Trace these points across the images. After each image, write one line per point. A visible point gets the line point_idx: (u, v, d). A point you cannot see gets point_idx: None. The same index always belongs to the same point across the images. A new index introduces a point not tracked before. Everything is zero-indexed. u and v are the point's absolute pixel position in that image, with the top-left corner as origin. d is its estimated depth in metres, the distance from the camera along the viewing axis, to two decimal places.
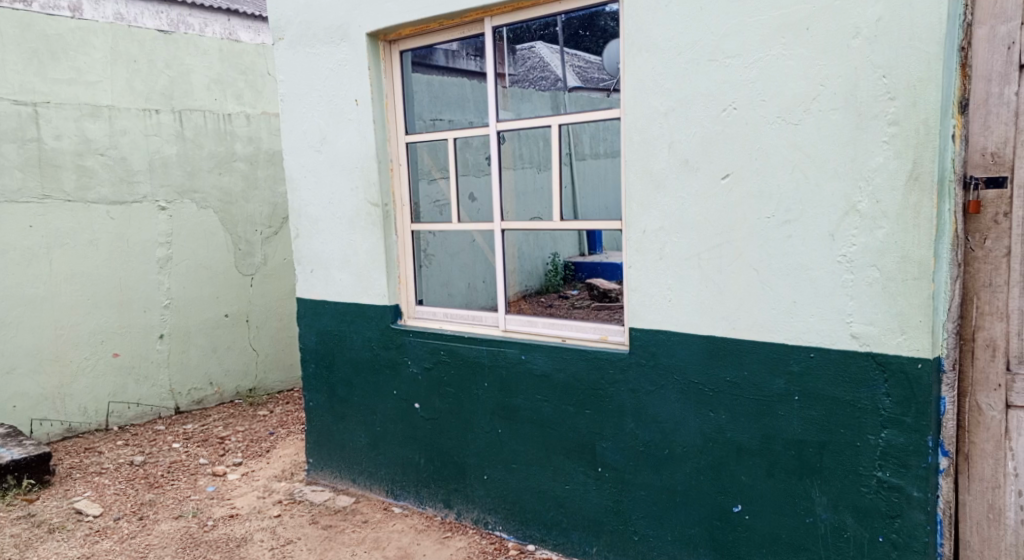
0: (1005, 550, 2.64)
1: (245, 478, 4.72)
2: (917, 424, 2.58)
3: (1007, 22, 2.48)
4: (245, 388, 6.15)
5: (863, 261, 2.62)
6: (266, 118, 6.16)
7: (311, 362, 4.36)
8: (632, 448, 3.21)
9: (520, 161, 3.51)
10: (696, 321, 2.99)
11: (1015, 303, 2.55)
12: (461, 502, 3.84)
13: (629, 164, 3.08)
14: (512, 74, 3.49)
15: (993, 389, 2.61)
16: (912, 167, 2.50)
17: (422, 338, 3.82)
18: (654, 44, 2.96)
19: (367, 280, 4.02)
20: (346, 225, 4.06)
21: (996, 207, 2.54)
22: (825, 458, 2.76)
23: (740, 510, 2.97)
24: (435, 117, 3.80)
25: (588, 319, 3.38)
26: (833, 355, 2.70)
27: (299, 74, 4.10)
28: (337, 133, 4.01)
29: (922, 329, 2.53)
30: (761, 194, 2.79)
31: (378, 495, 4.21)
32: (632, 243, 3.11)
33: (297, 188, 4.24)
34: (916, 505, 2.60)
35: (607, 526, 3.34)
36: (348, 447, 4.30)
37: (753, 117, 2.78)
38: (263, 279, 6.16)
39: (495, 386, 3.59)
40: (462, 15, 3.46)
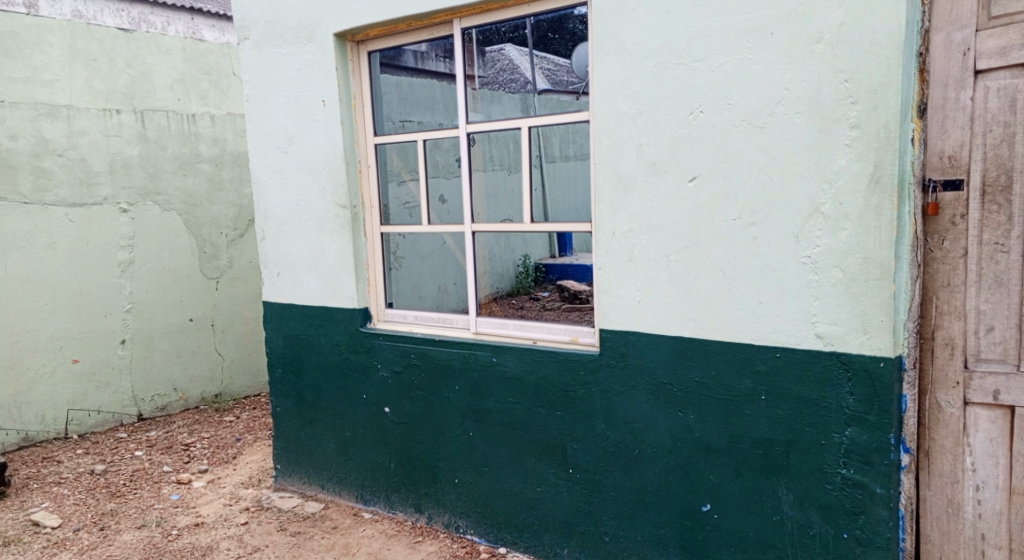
0: (965, 544, 2.70)
1: (211, 485, 4.64)
2: (880, 422, 2.63)
3: (962, 29, 2.55)
4: (211, 393, 6.04)
5: (828, 262, 2.66)
6: (231, 119, 6.07)
7: (277, 367, 4.30)
8: (602, 449, 3.22)
9: (490, 163, 3.51)
10: (665, 322, 3.01)
11: (972, 302, 2.61)
12: (432, 506, 3.82)
13: (599, 167, 3.10)
14: (481, 76, 3.48)
15: (951, 387, 2.67)
16: (873, 169, 2.56)
17: (392, 341, 3.80)
18: (622, 47, 2.98)
19: (335, 282, 3.98)
20: (313, 228, 4.02)
21: (953, 209, 2.61)
22: (792, 457, 2.80)
23: (709, 509, 3.00)
24: (404, 118, 3.79)
25: (559, 320, 3.40)
26: (799, 355, 2.75)
27: (265, 75, 4.05)
28: (303, 134, 3.96)
29: (884, 329, 2.59)
30: (728, 196, 2.83)
31: (348, 500, 4.17)
32: (602, 244, 3.13)
33: (262, 190, 4.19)
34: (879, 501, 2.65)
35: (578, 527, 3.35)
36: (316, 453, 4.25)
37: (719, 121, 2.81)
38: (228, 282, 6.07)
39: (466, 389, 3.58)
40: (431, 16, 3.45)
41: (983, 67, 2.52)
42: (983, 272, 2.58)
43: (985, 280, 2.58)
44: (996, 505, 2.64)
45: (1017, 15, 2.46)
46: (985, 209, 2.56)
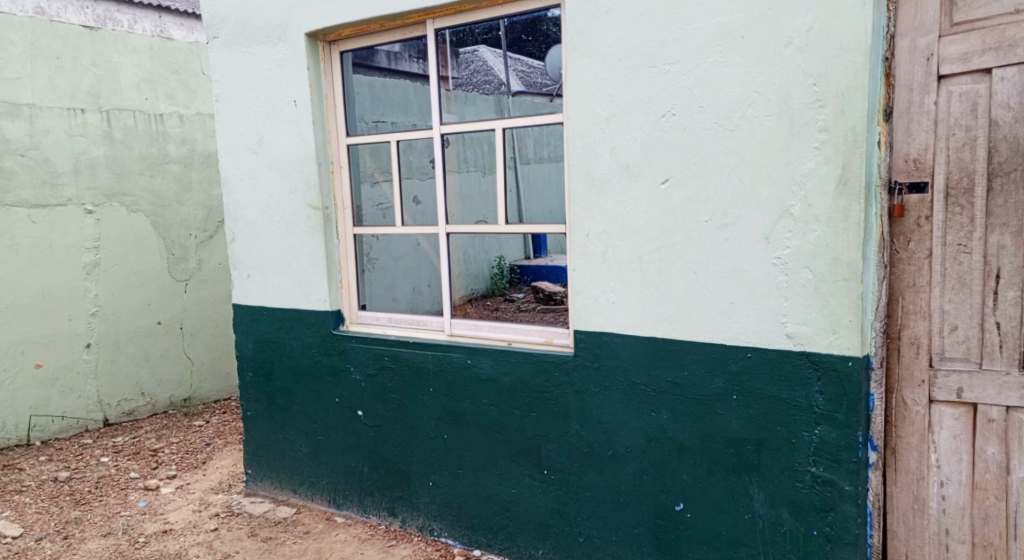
0: (930, 539, 2.76)
1: (180, 491, 4.56)
2: (848, 420, 2.67)
3: (927, 35, 2.60)
4: (180, 398, 5.94)
5: (798, 262, 2.70)
6: (200, 119, 5.99)
7: (248, 370, 4.25)
8: (577, 449, 3.23)
9: (465, 164, 3.50)
10: (639, 322, 3.03)
11: (937, 302, 2.67)
12: (406, 509, 3.80)
13: (573, 168, 3.11)
14: (455, 77, 3.47)
15: (917, 385, 2.72)
16: (841, 172, 2.60)
17: (365, 343, 3.77)
18: (596, 50, 3.00)
19: (306, 285, 3.94)
20: (284, 229, 3.98)
21: (919, 211, 2.66)
22: (763, 455, 2.84)
23: (682, 508, 3.02)
24: (377, 119, 3.76)
25: (534, 321, 3.40)
26: (770, 355, 2.78)
27: (235, 74, 4.00)
28: (274, 134, 3.92)
29: (852, 329, 2.63)
30: (700, 198, 2.86)
31: (320, 505, 4.13)
32: (577, 246, 3.14)
33: (232, 191, 4.14)
34: (847, 498, 2.69)
35: (552, 528, 3.35)
36: (288, 457, 4.20)
37: (691, 123, 2.84)
38: (197, 285, 5.97)
39: (440, 391, 3.57)
40: (404, 16, 3.44)
41: (946, 72, 2.58)
42: (947, 272, 2.64)
43: (949, 280, 2.64)
44: (960, 500, 2.70)
45: (978, 22, 2.53)
46: (949, 211, 2.62)
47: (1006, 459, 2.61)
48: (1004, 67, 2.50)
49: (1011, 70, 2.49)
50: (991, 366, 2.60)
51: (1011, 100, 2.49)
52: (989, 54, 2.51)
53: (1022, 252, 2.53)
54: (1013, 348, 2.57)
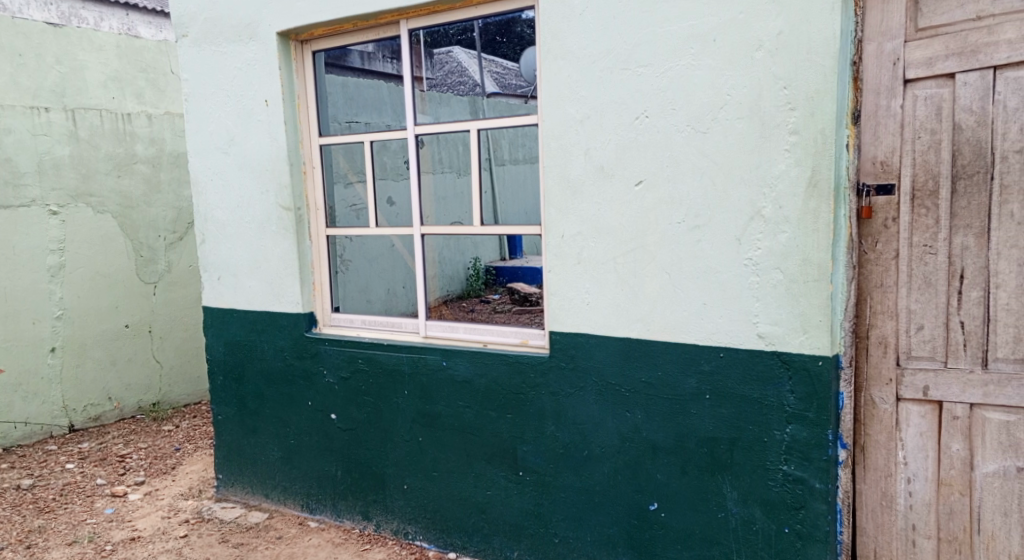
0: (897, 535, 2.81)
1: (148, 497, 4.47)
2: (819, 419, 2.71)
3: (893, 40, 2.65)
4: (148, 402, 5.83)
5: (768, 263, 2.74)
6: (169, 118, 5.90)
7: (218, 374, 4.19)
8: (552, 450, 3.24)
9: (439, 165, 3.49)
10: (613, 323, 3.05)
11: (903, 302, 2.72)
12: (380, 513, 3.77)
13: (548, 170, 3.12)
14: (429, 78, 3.47)
15: (885, 384, 2.77)
16: (811, 174, 2.64)
17: (338, 345, 3.74)
18: (570, 52, 3.01)
19: (278, 287, 3.89)
20: (255, 230, 3.93)
21: (886, 213, 2.71)
22: (736, 454, 2.87)
23: (656, 508, 3.04)
24: (351, 119, 3.74)
25: (509, 323, 3.40)
26: (741, 354, 2.81)
27: (205, 74, 3.94)
28: (245, 134, 3.87)
29: (822, 328, 2.67)
30: (673, 200, 2.88)
31: (293, 509, 4.08)
32: (552, 247, 3.15)
33: (202, 192, 4.08)
34: (818, 496, 2.73)
35: (527, 529, 3.35)
36: (260, 461, 4.15)
37: (664, 126, 2.86)
38: (167, 287, 5.88)
39: (415, 394, 3.55)
40: (377, 16, 3.42)
41: (912, 76, 2.63)
42: (914, 273, 2.69)
43: (915, 281, 2.69)
44: (926, 496, 2.75)
45: (942, 27, 2.58)
46: (915, 212, 2.67)
47: (970, 455, 2.66)
48: (967, 72, 2.56)
49: (974, 75, 2.55)
50: (955, 364, 2.66)
51: (974, 104, 2.55)
52: (953, 59, 2.57)
53: (985, 253, 2.59)
54: (976, 347, 2.62)
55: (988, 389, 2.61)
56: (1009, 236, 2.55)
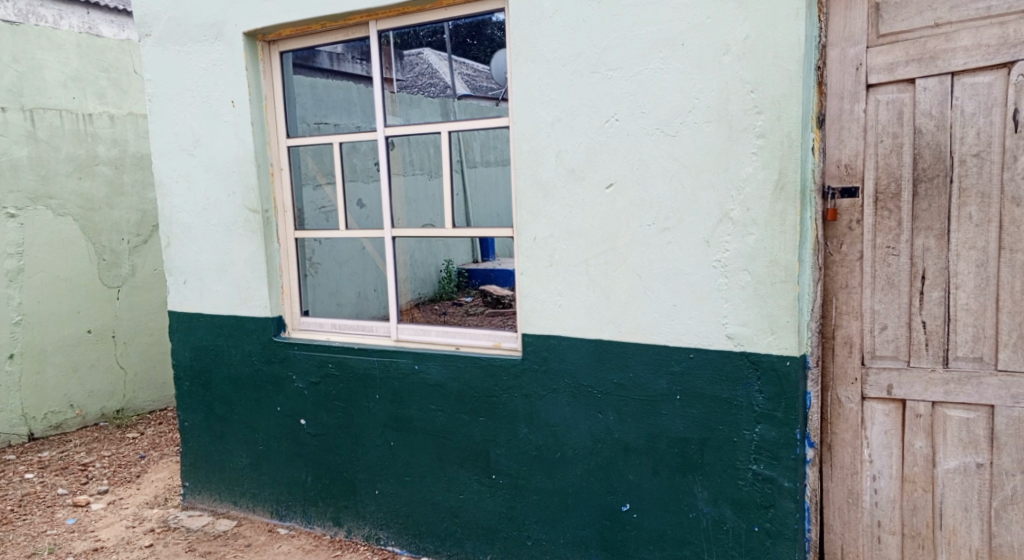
0: (863, 532, 2.86)
1: (112, 506, 4.37)
2: (787, 418, 2.74)
3: (855, 45, 2.70)
4: (112, 409, 5.70)
5: (736, 265, 2.77)
6: (132, 120, 5.80)
7: (185, 380, 4.12)
8: (525, 453, 3.24)
9: (410, 167, 3.50)
10: (585, 325, 3.06)
11: (868, 303, 2.77)
12: (352, 519, 3.73)
13: (519, 173, 3.12)
14: (400, 79, 3.47)
15: (851, 383, 2.82)
16: (778, 177, 2.67)
17: (307, 350, 3.69)
18: (540, 55, 3.02)
19: (246, 291, 3.84)
20: (221, 233, 3.87)
21: (850, 215, 2.77)
22: (706, 454, 2.89)
23: (628, 509, 3.06)
24: (320, 121, 3.73)
25: (482, 325, 3.39)
26: (711, 355, 2.84)
27: (169, 74, 3.87)
28: (210, 136, 3.81)
29: (789, 329, 2.71)
30: (644, 203, 2.90)
31: (261, 516, 4.02)
32: (524, 249, 3.15)
33: (167, 194, 4.00)
34: (787, 494, 2.77)
35: (500, 532, 3.34)
36: (228, 468, 4.08)
37: (634, 129, 2.88)
38: (130, 291, 5.77)
39: (386, 398, 3.52)
40: (346, 17, 3.39)
41: (875, 81, 2.68)
42: (877, 274, 2.75)
43: (879, 282, 2.75)
44: (891, 492, 2.80)
45: (903, 34, 2.63)
46: (878, 215, 2.72)
47: (933, 452, 2.72)
48: (926, 78, 2.61)
49: (933, 80, 2.60)
50: (918, 363, 2.71)
51: (933, 108, 2.61)
52: (913, 65, 2.63)
53: (945, 254, 2.64)
54: (938, 346, 2.68)
55: (949, 387, 2.67)
56: (968, 238, 2.61)
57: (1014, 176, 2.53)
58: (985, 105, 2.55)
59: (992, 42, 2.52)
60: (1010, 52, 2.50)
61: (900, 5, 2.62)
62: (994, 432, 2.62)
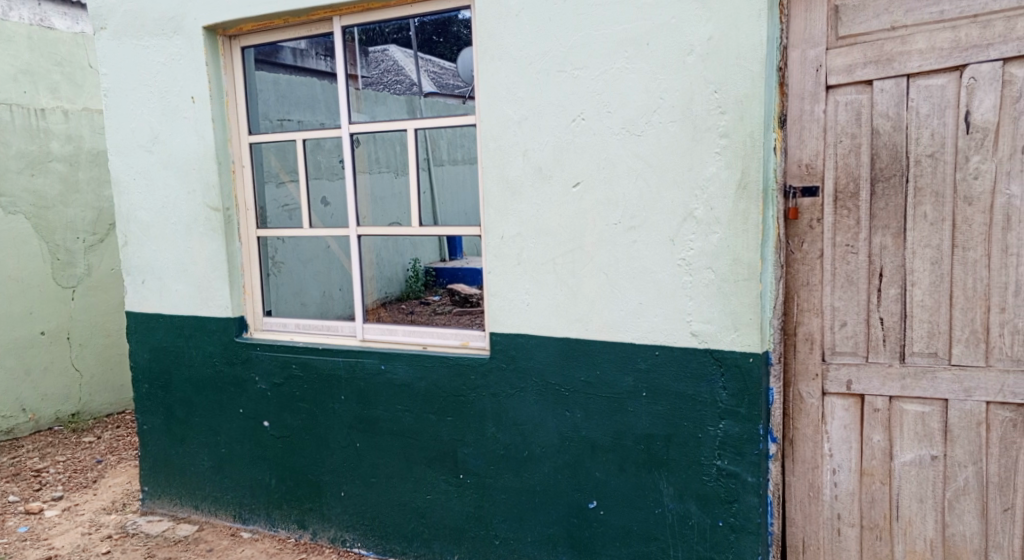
0: (823, 524, 2.92)
1: (67, 513, 4.25)
2: (750, 414, 2.78)
3: (815, 47, 2.75)
4: (67, 413, 5.54)
5: (700, 263, 2.80)
6: (87, 115, 5.64)
7: (143, 381, 4.02)
8: (493, 452, 3.23)
9: (376, 165, 3.46)
10: (552, 323, 3.07)
11: (828, 300, 2.82)
12: (317, 522, 3.69)
13: (486, 171, 3.12)
14: (365, 76, 3.44)
15: (812, 379, 2.87)
16: (741, 177, 2.71)
17: (271, 351, 3.64)
18: (506, 53, 3.02)
19: (207, 290, 3.76)
20: (181, 232, 3.79)
21: (811, 214, 2.81)
22: (672, 451, 2.92)
23: (595, 506, 3.07)
24: (282, 117, 3.65)
25: (449, 324, 3.38)
26: (676, 353, 2.87)
27: (126, 68, 3.77)
28: (169, 132, 3.73)
29: (752, 326, 2.74)
30: (610, 201, 2.91)
31: (224, 520, 3.94)
32: (492, 248, 3.14)
33: (124, 191, 3.90)
34: (750, 489, 2.81)
35: (468, 532, 3.33)
36: (188, 472, 4.00)
37: (601, 128, 2.90)
38: (86, 291, 5.62)
39: (352, 398, 3.49)
40: (309, 13, 3.35)
41: (834, 82, 2.73)
42: (837, 271, 2.80)
43: (838, 279, 2.80)
44: (850, 486, 2.86)
45: (861, 36, 2.69)
46: (838, 213, 2.78)
47: (890, 445, 2.78)
48: (883, 79, 2.67)
49: (889, 82, 2.66)
50: (876, 359, 2.77)
51: (890, 110, 2.67)
52: (871, 66, 2.68)
53: (902, 252, 2.71)
54: (895, 342, 2.74)
55: (905, 382, 2.73)
56: (923, 236, 2.67)
57: (966, 176, 2.60)
58: (939, 106, 2.61)
59: (945, 45, 2.58)
60: (963, 55, 2.57)
61: (858, 8, 2.67)
62: (948, 425, 2.69)
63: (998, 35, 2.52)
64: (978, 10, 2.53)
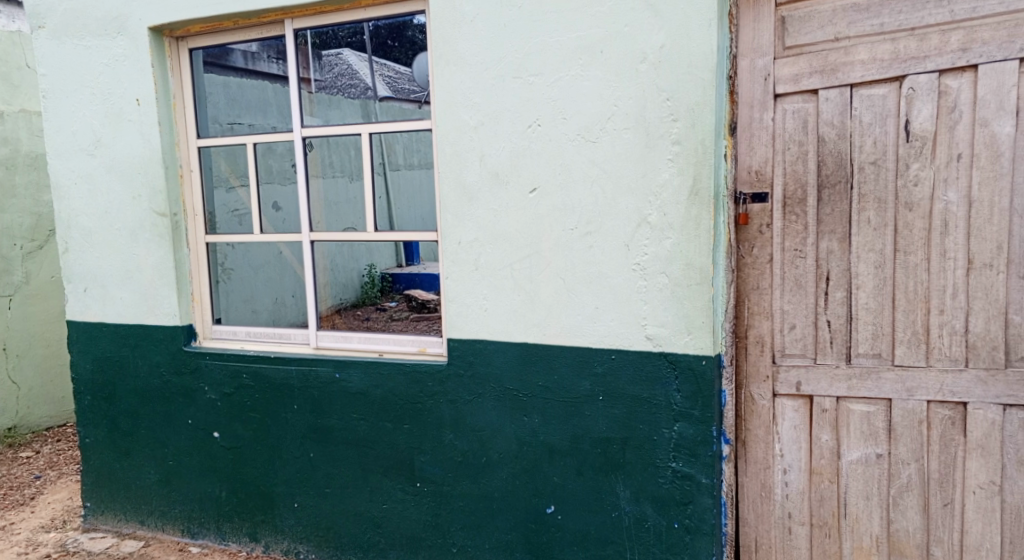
0: (775, 523, 2.98)
1: (3, 533, 4.08)
2: (704, 416, 2.82)
3: (763, 56, 2.81)
4: (3, 427, 5.31)
5: (655, 268, 2.83)
6: (25, 117, 5.42)
7: (85, 393, 3.88)
8: (450, 459, 3.20)
9: (330, 170, 3.42)
10: (509, 328, 3.06)
11: (778, 303, 2.88)
12: (269, 534, 3.60)
13: (443, 176, 3.10)
14: (318, 79, 3.39)
15: (763, 380, 2.93)
16: (693, 182, 2.75)
17: (221, 360, 3.55)
18: (461, 58, 3.01)
19: (153, 298, 3.65)
20: (126, 238, 3.67)
21: (761, 219, 2.87)
22: (628, 454, 2.94)
23: (553, 511, 3.07)
24: (233, 121, 3.58)
25: (406, 331, 3.34)
26: (631, 356, 2.89)
27: (66, 69, 3.64)
28: (113, 135, 3.61)
29: (705, 329, 2.78)
30: (566, 207, 2.93)
31: (171, 536, 3.82)
32: (448, 254, 3.13)
33: (65, 196, 3.76)
34: (704, 490, 2.85)
35: (425, 541, 3.30)
36: (134, 486, 3.86)
37: (556, 135, 2.91)
38: (24, 300, 5.40)
39: (305, 407, 3.42)
40: (259, 15, 3.29)
41: (782, 91, 2.80)
42: (786, 276, 2.86)
43: (787, 283, 2.87)
44: (800, 485, 2.93)
45: (806, 47, 2.76)
46: (786, 219, 2.84)
47: (837, 444, 2.85)
48: (828, 89, 2.74)
49: (834, 91, 2.74)
50: (823, 361, 2.84)
51: (835, 118, 2.75)
52: (816, 76, 2.75)
53: (847, 256, 2.78)
54: (842, 343, 2.81)
55: (852, 382, 2.80)
56: (867, 240, 2.75)
57: (907, 183, 2.69)
58: (881, 115, 2.70)
59: (885, 57, 2.67)
60: (902, 67, 2.65)
61: (804, 19, 2.75)
62: (892, 424, 2.77)
63: (935, 48, 2.61)
64: (916, 23, 2.62)
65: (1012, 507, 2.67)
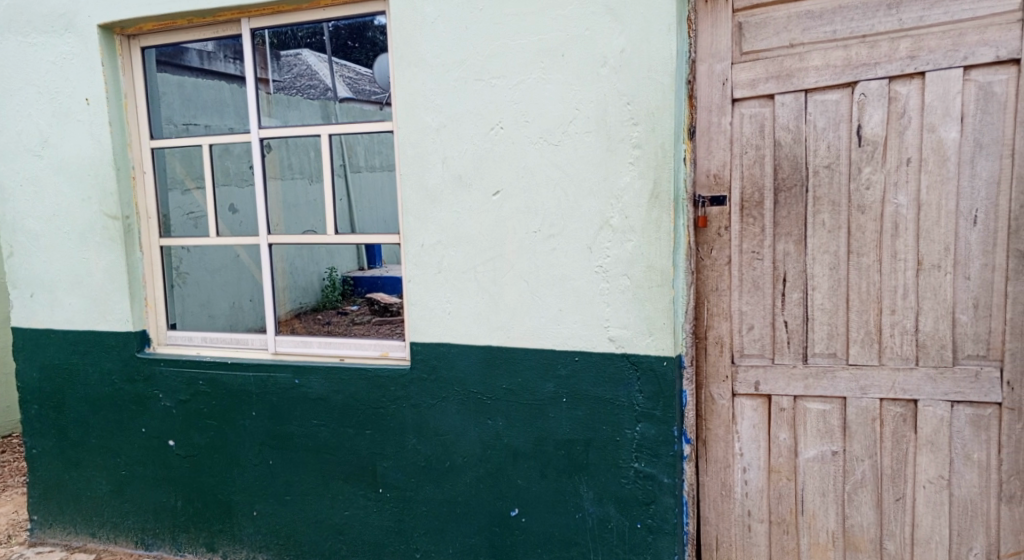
0: (735, 521, 3.01)
1: None
2: (665, 416, 2.84)
3: (721, 62, 2.85)
4: None
5: (617, 270, 2.84)
6: None
7: (32, 403, 3.74)
8: (413, 464, 3.17)
9: (289, 171, 3.37)
10: (472, 331, 3.05)
11: (737, 304, 2.93)
12: (227, 544, 3.52)
13: (405, 178, 3.07)
14: (276, 80, 3.34)
15: (722, 380, 2.96)
16: (653, 185, 2.77)
17: (176, 366, 3.46)
18: (423, 60, 2.99)
19: (105, 303, 3.54)
20: (74, 242, 3.55)
21: (719, 222, 2.91)
22: (591, 455, 2.95)
23: (517, 514, 3.06)
24: (188, 121, 3.51)
25: (368, 335, 3.30)
26: (594, 358, 2.90)
27: (11, 67, 3.52)
28: (62, 136, 3.50)
29: (666, 330, 2.80)
30: (529, 210, 2.93)
31: (124, 548, 3.71)
32: (410, 256, 3.10)
33: (10, 199, 3.63)
34: (666, 490, 2.87)
35: (388, 547, 3.26)
36: (84, 497, 3.74)
37: (518, 137, 2.91)
38: None
39: (263, 414, 3.36)
40: (214, 14, 3.22)
41: (739, 95, 2.84)
42: (744, 278, 2.91)
43: (746, 284, 2.91)
44: (759, 483, 2.97)
45: (763, 52, 2.81)
46: (744, 221, 2.89)
47: (795, 442, 2.90)
48: (784, 94, 2.80)
49: (789, 96, 2.79)
50: (781, 360, 2.89)
51: (790, 123, 2.80)
52: (772, 81, 2.80)
53: (803, 258, 2.83)
54: (799, 343, 2.86)
55: (808, 381, 2.86)
56: (822, 242, 2.81)
57: (859, 186, 2.75)
58: (834, 120, 2.76)
59: (838, 63, 2.72)
60: (853, 73, 2.72)
61: (759, 26, 2.80)
62: (847, 421, 2.83)
63: (885, 55, 2.68)
64: (866, 30, 2.68)
65: (960, 501, 2.75)
